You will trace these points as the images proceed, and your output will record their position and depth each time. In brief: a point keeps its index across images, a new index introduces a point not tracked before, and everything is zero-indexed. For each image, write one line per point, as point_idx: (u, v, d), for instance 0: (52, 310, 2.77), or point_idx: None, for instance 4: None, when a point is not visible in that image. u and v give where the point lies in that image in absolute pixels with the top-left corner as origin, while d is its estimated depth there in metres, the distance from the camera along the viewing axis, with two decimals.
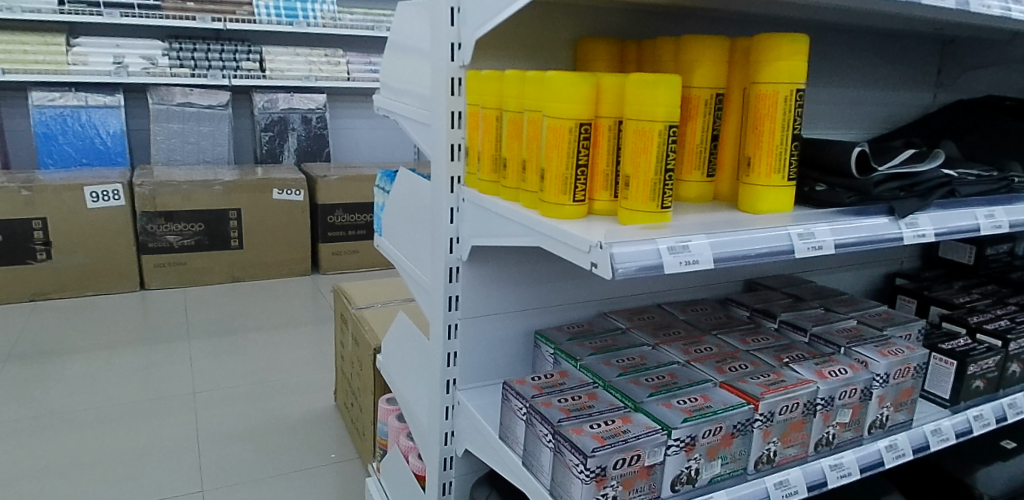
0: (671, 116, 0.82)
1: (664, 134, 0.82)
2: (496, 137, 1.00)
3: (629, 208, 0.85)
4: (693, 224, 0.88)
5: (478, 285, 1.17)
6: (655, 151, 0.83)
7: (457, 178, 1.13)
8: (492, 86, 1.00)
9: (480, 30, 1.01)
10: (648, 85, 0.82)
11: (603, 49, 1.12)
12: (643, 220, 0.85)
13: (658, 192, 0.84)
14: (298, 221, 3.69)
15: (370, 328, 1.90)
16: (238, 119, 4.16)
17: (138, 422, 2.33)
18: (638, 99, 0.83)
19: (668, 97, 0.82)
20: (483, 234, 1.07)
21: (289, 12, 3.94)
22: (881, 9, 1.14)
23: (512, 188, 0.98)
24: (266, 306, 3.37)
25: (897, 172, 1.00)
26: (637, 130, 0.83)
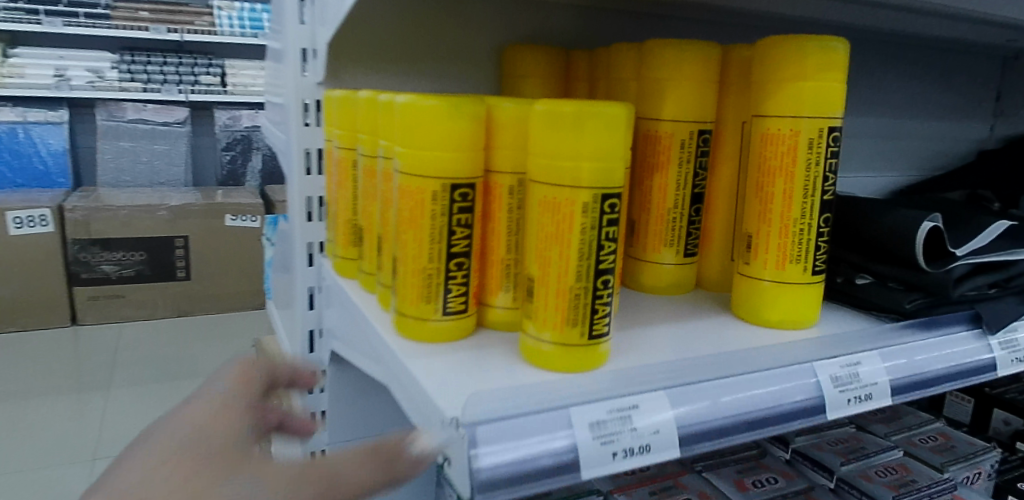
0: (608, 176, 0.46)
1: (592, 210, 0.46)
2: (350, 194, 0.64)
3: (535, 335, 0.49)
4: (651, 360, 0.51)
5: (351, 396, 0.81)
6: (581, 239, 0.46)
7: (319, 245, 0.76)
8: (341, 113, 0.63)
9: (332, 29, 0.65)
10: (565, 120, 0.45)
11: (537, 61, 0.76)
12: (560, 361, 0.48)
13: (584, 315, 0.47)
14: (255, 250, 3.32)
15: None
16: (198, 137, 3.81)
17: (18, 493, 1.95)
18: (549, 146, 0.46)
19: (600, 141, 0.45)
20: (343, 337, 0.70)
21: (254, 23, 3.56)
22: (937, 6, 0.78)
23: (371, 273, 0.62)
24: (209, 345, 2.99)
25: (988, 263, 0.62)
26: (546, 200, 0.47)
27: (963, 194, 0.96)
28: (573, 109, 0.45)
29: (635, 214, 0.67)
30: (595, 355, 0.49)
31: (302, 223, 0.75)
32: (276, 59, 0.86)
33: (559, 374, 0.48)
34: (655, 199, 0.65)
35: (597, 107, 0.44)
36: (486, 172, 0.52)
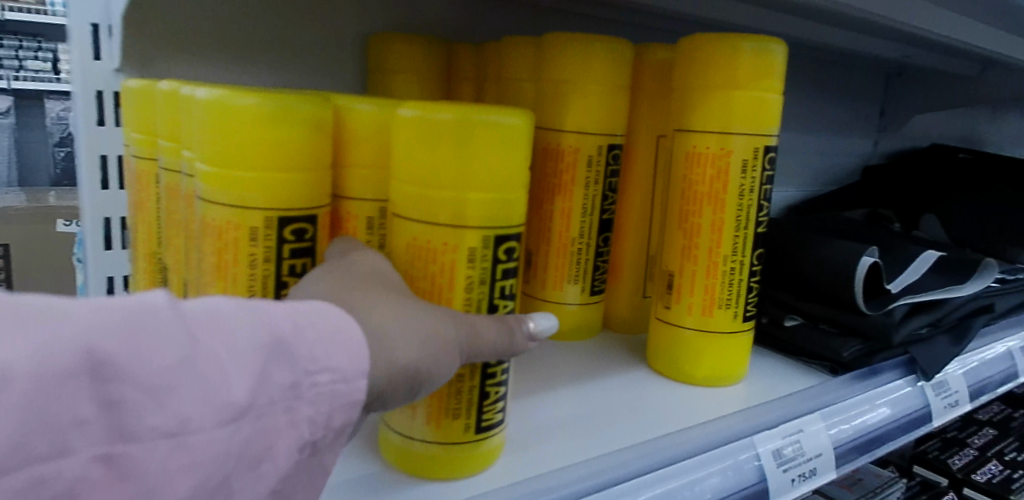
0: (504, 211, 0.33)
1: (481, 255, 0.34)
2: (151, 217, 0.47)
3: (401, 430, 0.36)
4: (556, 453, 0.40)
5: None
6: (469, 297, 0.34)
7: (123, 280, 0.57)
8: (135, 108, 0.46)
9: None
10: (445, 131, 0.31)
11: (411, 52, 0.61)
12: (431, 467, 0.36)
13: (469, 403, 0.36)
14: None
15: None
16: None
17: None
18: (421, 169, 0.32)
19: (494, 162, 0.32)
20: None
21: None
22: (852, 12, 0.72)
23: None
24: None
25: (924, 301, 0.55)
26: (415, 245, 0.34)
27: (864, 212, 0.90)
28: (457, 118, 0.31)
29: (533, 245, 0.55)
30: (479, 454, 0.37)
31: (96, 252, 0.56)
32: None
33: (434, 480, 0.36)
34: (557, 226, 0.54)
35: (491, 116, 0.32)
36: (333, 197, 0.38)
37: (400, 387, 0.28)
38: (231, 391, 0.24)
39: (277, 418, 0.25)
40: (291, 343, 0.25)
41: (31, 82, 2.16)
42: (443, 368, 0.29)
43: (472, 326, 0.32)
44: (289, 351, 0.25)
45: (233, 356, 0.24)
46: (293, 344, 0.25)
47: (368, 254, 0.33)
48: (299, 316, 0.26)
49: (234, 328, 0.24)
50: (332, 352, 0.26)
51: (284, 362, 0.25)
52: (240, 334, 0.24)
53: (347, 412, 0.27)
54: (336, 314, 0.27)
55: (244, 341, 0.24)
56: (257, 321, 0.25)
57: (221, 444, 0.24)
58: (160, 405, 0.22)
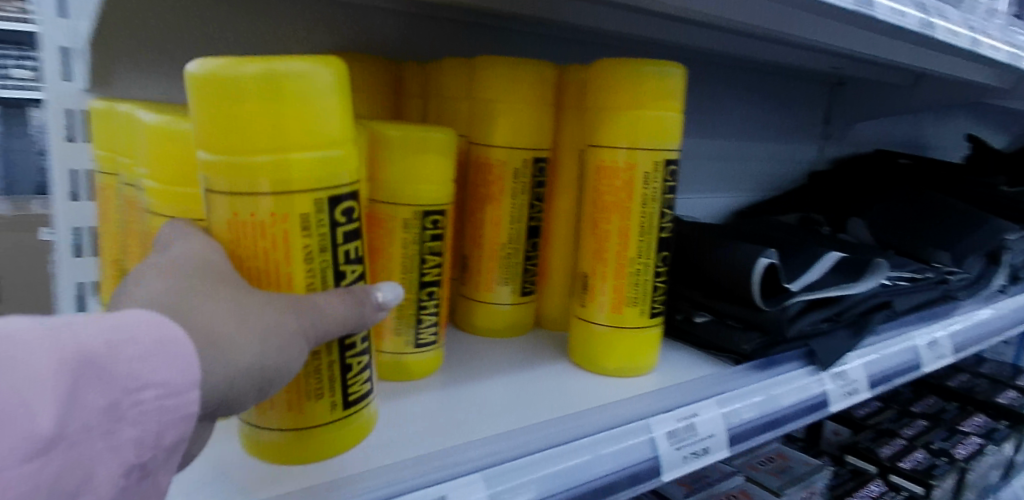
0: (329, 167, 0.37)
1: (310, 215, 0.37)
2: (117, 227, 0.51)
3: (259, 421, 0.39)
4: (483, 430, 0.45)
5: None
6: (309, 264, 0.38)
7: (91, 286, 0.62)
8: (102, 128, 0.50)
9: (91, 21, 0.50)
10: (249, 95, 0.34)
11: (361, 73, 0.66)
12: (297, 452, 0.40)
13: (329, 380, 0.39)
14: None
15: None
16: None
17: None
18: (234, 138, 0.35)
19: (308, 119, 0.35)
20: None
21: None
22: (769, 31, 0.78)
23: None
24: None
25: (819, 298, 0.61)
26: (240, 218, 0.37)
27: (797, 217, 0.96)
28: (264, 71, 0.34)
29: (468, 249, 0.61)
30: (340, 432, 0.41)
31: (67, 258, 0.61)
32: None
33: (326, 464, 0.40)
34: (488, 234, 0.59)
35: (294, 67, 0.34)
36: None
37: (246, 388, 0.32)
38: (35, 423, 0.26)
39: (95, 443, 0.28)
40: (106, 365, 0.28)
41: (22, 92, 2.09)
42: (290, 359, 0.34)
43: (314, 311, 0.36)
44: (96, 374, 0.28)
45: (37, 386, 0.26)
46: (107, 364, 0.28)
47: (208, 243, 0.36)
48: (111, 334, 0.29)
49: (37, 355, 0.27)
50: (153, 367, 0.29)
51: (97, 384, 0.28)
52: (43, 363, 0.27)
53: (176, 427, 0.30)
54: (164, 327, 0.30)
55: (47, 367, 0.27)
56: (62, 344, 0.27)
57: (33, 476, 0.26)
58: None
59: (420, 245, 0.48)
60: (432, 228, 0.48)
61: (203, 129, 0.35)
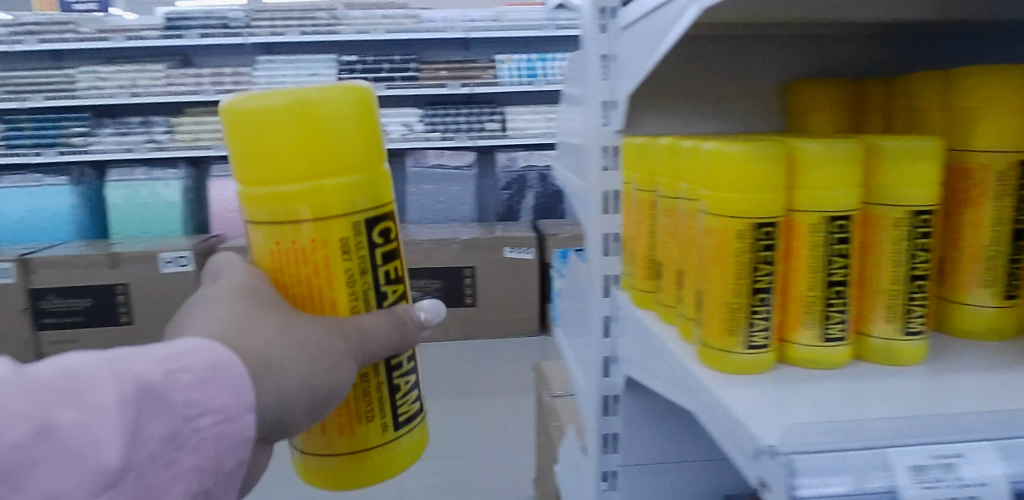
0: (352, 193, 0.55)
1: (342, 236, 0.55)
2: (648, 231, 0.66)
3: (317, 452, 0.61)
4: (975, 408, 0.48)
5: (643, 423, 0.80)
6: (350, 286, 0.56)
7: (614, 278, 0.77)
8: (644, 154, 0.66)
9: (639, 77, 0.67)
10: (284, 131, 0.52)
11: (827, 95, 0.75)
12: (354, 469, 0.61)
13: (376, 409, 0.61)
14: (532, 284, 2.93)
15: (559, 424, 1.34)
16: (484, 179, 3.72)
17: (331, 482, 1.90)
18: (273, 174, 0.53)
19: (333, 150, 0.53)
20: (641, 371, 0.70)
21: (530, 70, 3.39)
22: None
23: (667, 304, 0.63)
24: (497, 365, 2.64)
25: None
26: (282, 247, 0.55)
27: None
28: (296, 107, 0.52)
29: (946, 252, 0.63)
30: (383, 451, 0.62)
31: (599, 257, 0.77)
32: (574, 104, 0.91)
33: (819, 401, 0.49)
34: (968, 235, 0.61)
35: (312, 101, 0.52)
36: (785, 212, 0.52)
37: (298, 404, 0.50)
38: (101, 456, 0.41)
39: (158, 470, 0.44)
40: (166, 393, 0.44)
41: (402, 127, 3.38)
42: (327, 366, 0.52)
43: (359, 331, 0.55)
44: (149, 408, 0.43)
45: (100, 424, 0.41)
46: (160, 394, 0.44)
47: (253, 278, 0.54)
48: (167, 370, 0.44)
49: (97, 393, 0.42)
50: (204, 395, 0.45)
51: (154, 419, 0.43)
52: (106, 401, 0.41)
53: (225, 455, 0.47)
54: (216, 356, 0.47)
55: (108, 403, 0.41)
56: (123, 385, 0.42)
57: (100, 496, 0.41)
58: (27, 479, 0.39)
59: (911, 242, 0.53)
60: (921, 227, 0.53)
61: (247, 172, 0.54)
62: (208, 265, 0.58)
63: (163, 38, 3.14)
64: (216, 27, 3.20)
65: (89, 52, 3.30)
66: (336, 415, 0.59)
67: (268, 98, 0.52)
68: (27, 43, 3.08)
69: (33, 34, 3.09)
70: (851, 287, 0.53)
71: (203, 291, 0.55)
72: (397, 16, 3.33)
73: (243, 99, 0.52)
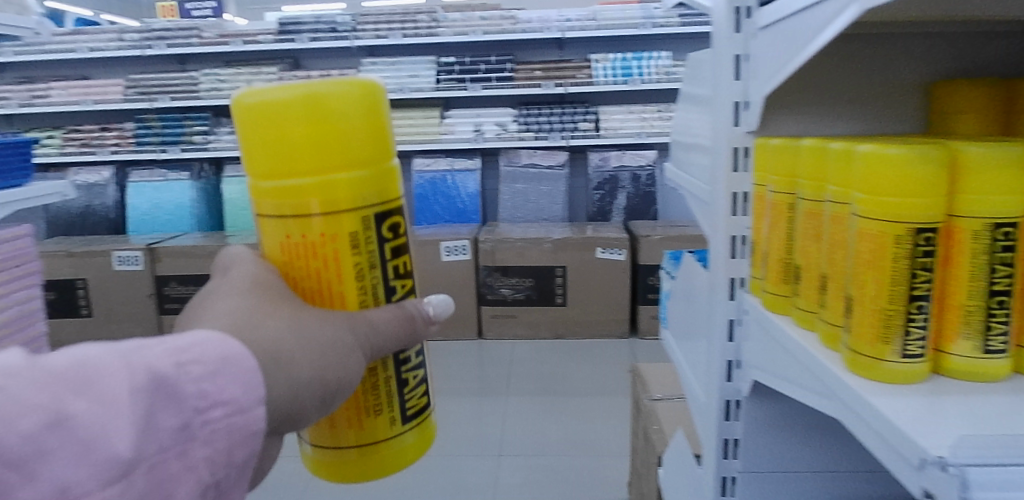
0: (362, 187, 0.52)
1: (351, 229, 0.52)
2: (784, 235, 0.65)
3: (325, 445, 0.57)
4: None
5: (769, 428, 0.79)
6: (360, 281, 0.53)
7: (741, 280, 0.76)
8: (784, 156, 0.65)
9: (780, 78, 0.66)
10: (290, 124, 0.49)
11: (974, 95, 0.71)
12: (363, 463, 0.58)
13: (386, 402, 0.57)
14: (622, 286, 2.89)
15: (659, 427, 1.32)
16: (574, 178, 3.72)
17: (424, 473, 1.93)
18: (280, 167, 0.50)
19: (341, 142, 0.50)
20: (771, 376, 0.69)
21: (625, 70, 3.36)
22: None
23: (806, 310, 0.61)
24: (587, 366, 2.63)
25: None
26: (289, 241, 0.52)
27: None
28: (302, 99, 0.49)
29: None
30: (393, 444, 0.58)
31: (725, 260, 0.76)
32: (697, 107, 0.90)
33: (983, 414, 0.47)
34: None
35: (319, 91, 0.49)
36: (946, 217, 0.50)
37: (307, 397, 0.48)
38: (113, 447, 0.39)
39: (171, 464, 0.42)
40: (176, 385, 0.42)
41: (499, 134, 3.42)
42: (338, 362, 0.49)
43: (368, 325, 0.52)
44: (163, 399, 0.42)
45: (111, 414, 0.39)
46: (172, 384, 0.42)
47: (261, 271, 0.51)
48: (178, 361, 0.43)
49: (109, 382, 0.40)
50: (215, 387, 0.44)
51: (168, 411, 0.42)
52: (117, 392, 0.40)
53: (238, 449, 0.45)
54: (226, 349, 0.45)
55: (121, 393, 0.40)
56: (134, 375, 0.41)
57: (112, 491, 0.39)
58: (34, 471, 0.37)
59: None
60: None
61: (255, 165, 0.51)
62: (216, 257, 0.55)
63: (277, 42, 3.32)
64: (325, 31, 3.35)
65: (210, 56, 3.53)
66: (344, 407, 0.56)
67: (277, 89, 0.49)
68: (156, 48, 3.29)
69: (162, 40, 3.33)
70: (1015, 297, 0.50)
71: (212, 282, 0.52)
72: (494, 18, 3.38)
73: (252, 92, 0.50)
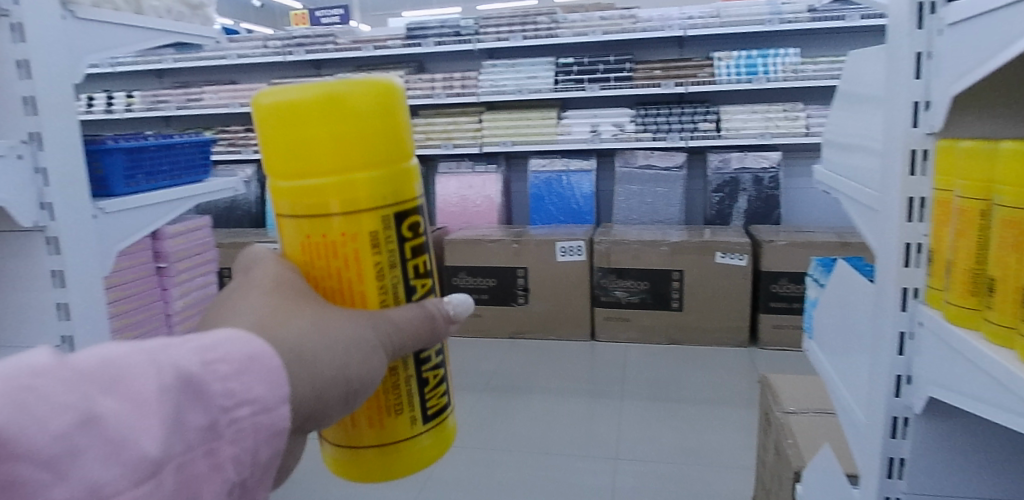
0: (380, 185, 0.49)
1: (368, 229, 0.49)
2: (974, 243, 0.60)
3: (342, 445, 0.55)
4: None
5: (942, 450, 0.74)
6: (380, 282, 0.51)
7: (914, 291, 0.72)
8: (978, 159, 0.60)
9: (968, 77, 0.62)
10: (305, 123, 0.47)
11: None
12: (383, 464, 0.55)
13: (406, 401, 0.54)
14: (742, 293, 2.79)
15: (794, 444, 1.25)
16: (691, 180, 3.63)
17: (538, 473, 1.91)
18: (298, 167, 0.48)
19: (357, 139, 0.48)
20: (954, 394, 0.64)
21: (749, 68, 3.23)
22: None
23: (1005, 326, 0.57)
24: (704, 376, 2.54)
25: None
26: (310, 241, 0.50)
27: None
28: (316, 96, 0.47)
29: None
30: (413, 445, 0.56)
31: (899, 269, 0.72)
32: (860, 106, 0.87)
33: None
34: None
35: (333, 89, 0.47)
36: None
37: (331, 397, 0.44)
38: (140, 449, 0.35)
39: (200, 464, 0.38)
40: (203, 383, 0.38)
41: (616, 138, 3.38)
42: (363, 362, 0.45)
43: (391, 323, 0.48)
44: (193, 397, 0.37)
45: (135, 413, 0.35)
46: (199, 381, 0.38)
47: (282, 270, 0.49)
48: (204, 357, 0.38)
49: (134, 377, 0.36)
50: (242, 385, 0.39)
51: (196, 411, 0.37)
52: (143, 389, 0.36)
53: (268, 448, 0.40)
54: (251, 346, 0.40)
55: (146, 389, 0.36)
56: (158, 370, 0.37)
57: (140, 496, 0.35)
58: (58, 479, 0.32)
59: None
60: None
61: (273, 165, 0.49)
62: (237, 257, 0.52)
63: (404, 47, 3.45)
64: (449, 35, 3.45)
65: (343, 60, 3.73)
66: (364, 406, 0.53)
67: (294, 88, 0.47)
68: (296, 54, 3.54)
69: (301, 46, 3.56)
70: None
71: (231, 283, 0.49)
72: (614, 17, 3.35)
73: (268, 91, 0.48)
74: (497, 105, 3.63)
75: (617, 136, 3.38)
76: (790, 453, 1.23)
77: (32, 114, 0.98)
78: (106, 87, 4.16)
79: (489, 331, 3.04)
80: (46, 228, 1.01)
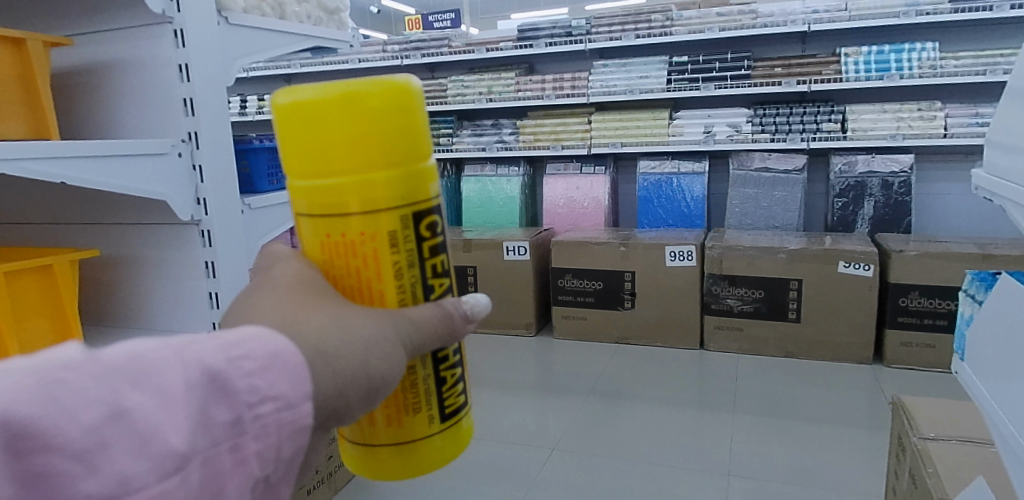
0: (399, 184, 0.48)
1: (386, 228, 0.48)
2: None
3: (357, 441, 0.53)
4: None
5: None
6: (398, 281, 0.49)
7: None
8: None
9: None
10: (325, 122, 0.46)
11: None
12: (399, 463, 0.53)
13: (425, 398, 0.52)
14: (869, 306, 2.59)
15: (933, 473, 1.14)
16: (812, 184, 3.43)
17: (645, 486, 1.85)
18: (317, 166, 0.47)
19: (376, 138, 0.46)
20: None
21: (879, 64, 3.02)
22: None
23: None
24: (823, 393, 2.39)
25: None
26: (329, 239, 0.49)
27: None
28: (336, 95, 0.45)
29: None
30: (430, 443, 0.53)
31: None
32: None
33: None
34: None
35: (354, 88, 0.45)
36: None
37: (353, 395, 0.42)
38: (168, 443, 0.35)
39: (225, 458, 0.38)
40: (227, 379, 0.38)
41: (729, 140, 3.25)
42: (386, 358, 0.43)
43: (412, 322, 0.46)
44: (219, 394, 0.38)
45: (164, 407, 0.36)
46: (225, 378, 0.38)
47: (301, 269, 0.48)
48: (229, 355, 0.38)
49: (163, 372, 0.36)
50: (267, 381, 0.39)
51: (222, 408, 0.38)
52: (169, 384, 0.36)
53: (292, 444, 0.40)
54: (275, 344, 0.40)
55: (174, 384, 0.36)
56: (185, 366, 0.37)
57: (167, 488, 0.35)
58: (91, 471, 0.33)
59: None
60: None
61: (293, 164, 0.48)
62: (257, 255, 0.52)
63: (517, 48, 3.46)
64: (562, 36, 3.44)
65: (457, 63, 3.80)
66: (384, 403, 0.51)
67: (315, 87, 0.46)
68: (413, 57, 3.64)
69: (418, 50, 3.66)
70: None
71: (253, 280, 0.48)
72: (732, 13, 3.21)
73: (288, 90, 0.47)
74: (606, 105, 3.58)
75: (733, 138, 3.25)
76: (930, 483, 1.13)
77: (189, 116, 1.06)
78: (244, 90, 4.47)
79: (594, 334, 3.00)
80: (201, 222, 1.09)
